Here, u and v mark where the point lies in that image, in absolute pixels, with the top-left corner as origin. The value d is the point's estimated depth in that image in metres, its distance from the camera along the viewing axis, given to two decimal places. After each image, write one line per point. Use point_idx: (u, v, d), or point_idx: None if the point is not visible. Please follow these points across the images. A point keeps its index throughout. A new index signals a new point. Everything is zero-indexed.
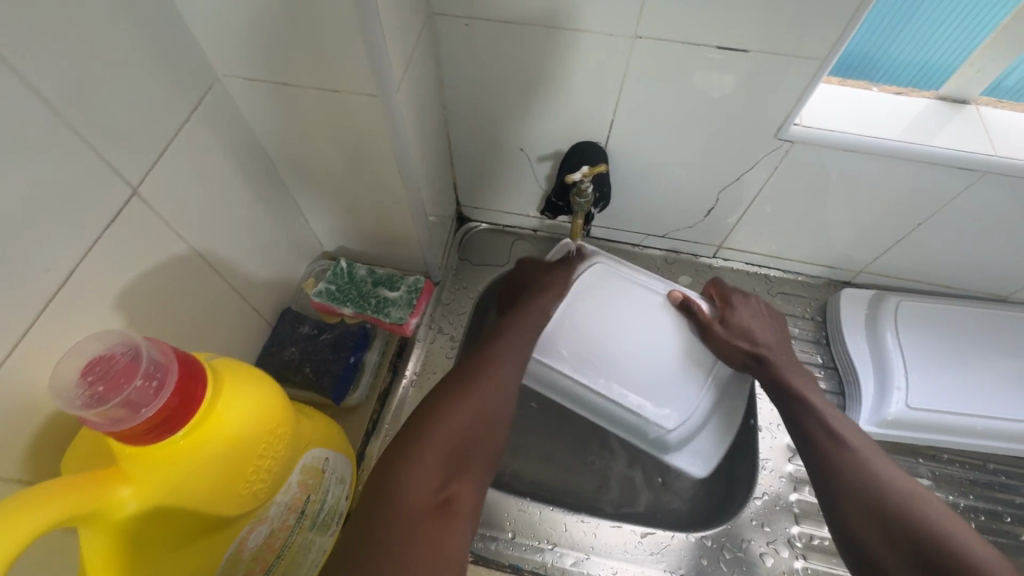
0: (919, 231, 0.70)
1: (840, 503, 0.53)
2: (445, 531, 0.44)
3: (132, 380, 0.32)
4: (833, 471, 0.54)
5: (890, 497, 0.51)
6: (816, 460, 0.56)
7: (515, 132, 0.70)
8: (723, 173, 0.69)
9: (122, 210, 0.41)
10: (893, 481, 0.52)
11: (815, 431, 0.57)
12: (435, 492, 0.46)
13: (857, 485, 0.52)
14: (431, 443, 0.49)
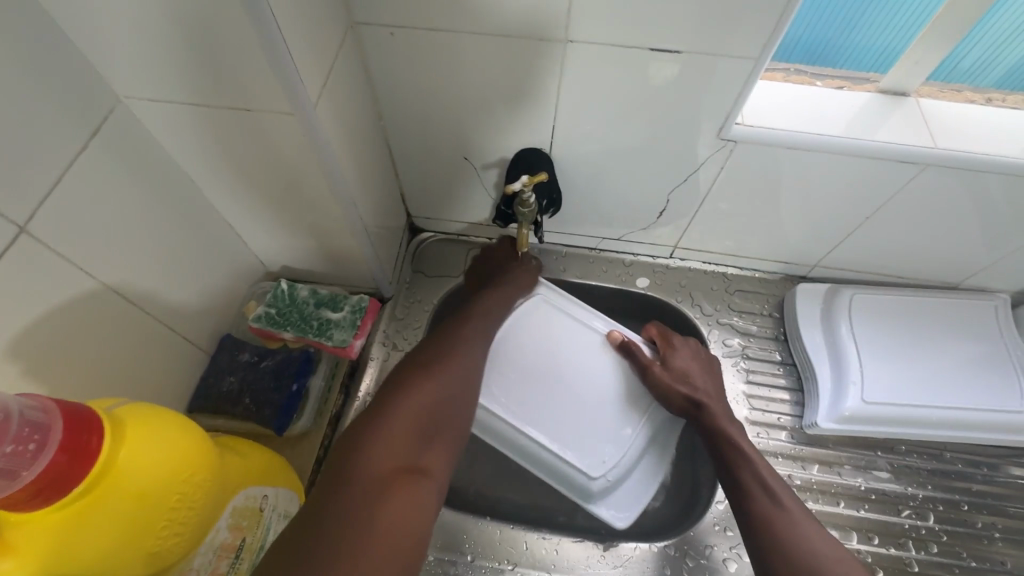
0: (868, 223, 0.70)
1: (770, 556, 0.49)
2: (414, 495, 0.43)
3: (3, 446, 0.30)
4: (764, 523, 0.51)
5: (818, 552, 0.48)
6: (747, 510, 0.53)
7: (457, 141, 0.68)
8: (671, 174, 0.68)
9: (9, 249, 0.38)
10: (823, 537, 0.50)
11: (749, 480, 0.55)
12: (405, 457, 0.45)
13: (788, 538, 0.50)
14: (399, 414, 0.47)
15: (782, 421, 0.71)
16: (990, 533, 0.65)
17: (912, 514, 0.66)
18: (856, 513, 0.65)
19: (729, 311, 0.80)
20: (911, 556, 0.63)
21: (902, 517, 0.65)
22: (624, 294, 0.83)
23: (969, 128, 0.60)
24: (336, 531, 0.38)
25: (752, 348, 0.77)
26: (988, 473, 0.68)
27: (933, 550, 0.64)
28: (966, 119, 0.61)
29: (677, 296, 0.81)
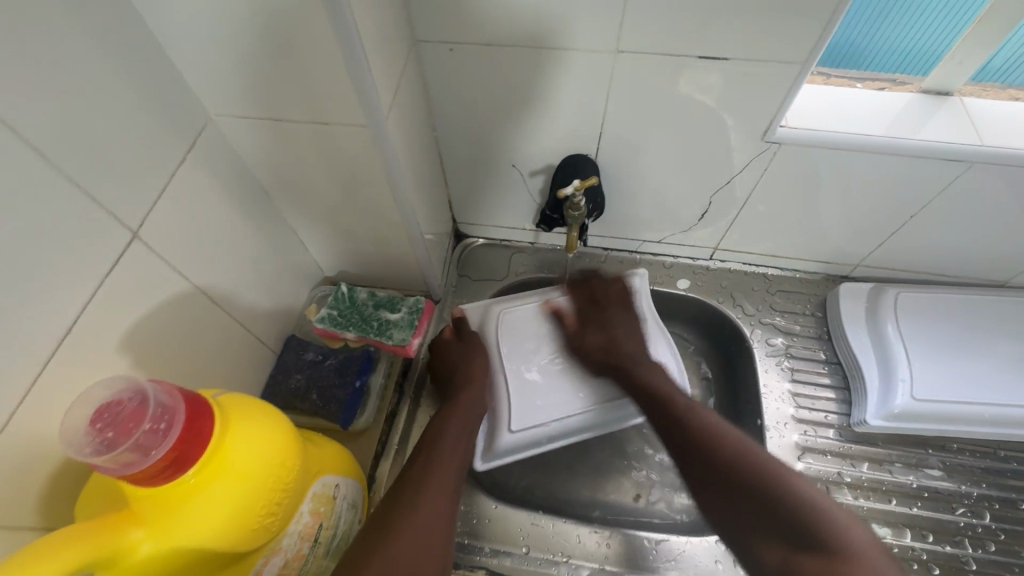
0: (913, 221, 0.71)
1: (705, 484, 0.50)
2: None
3: (140, 425, 0.33)
4: (693, 450, 0.52)
5: (751, 464, 0.48)
6: (683, 442, 0.54)
7: (505, 149, 0.71)
8: (712, 177, 0.70)
9: (125, 253, 0.42)
10: (745, 450, 0.50)
11: (681, 413, 0.56)
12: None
13: (712, 460, 0.50)
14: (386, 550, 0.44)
15: (829, 419, 0.72)
16: None
17: (968, 512, 0.65)
18: (909, 511, 0.65)
19: (771, 311, 0.81)
20: (968, 554, 0.63)
21: (958, 516, 0.65)
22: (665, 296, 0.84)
23: (1017, 125, 0.60)
24: None
25: (796, 347, 0.78)
26: None
27: (991, 549, 0.63)
28: (1013, 116, 0.61)
29: (718, 296, 0.82)
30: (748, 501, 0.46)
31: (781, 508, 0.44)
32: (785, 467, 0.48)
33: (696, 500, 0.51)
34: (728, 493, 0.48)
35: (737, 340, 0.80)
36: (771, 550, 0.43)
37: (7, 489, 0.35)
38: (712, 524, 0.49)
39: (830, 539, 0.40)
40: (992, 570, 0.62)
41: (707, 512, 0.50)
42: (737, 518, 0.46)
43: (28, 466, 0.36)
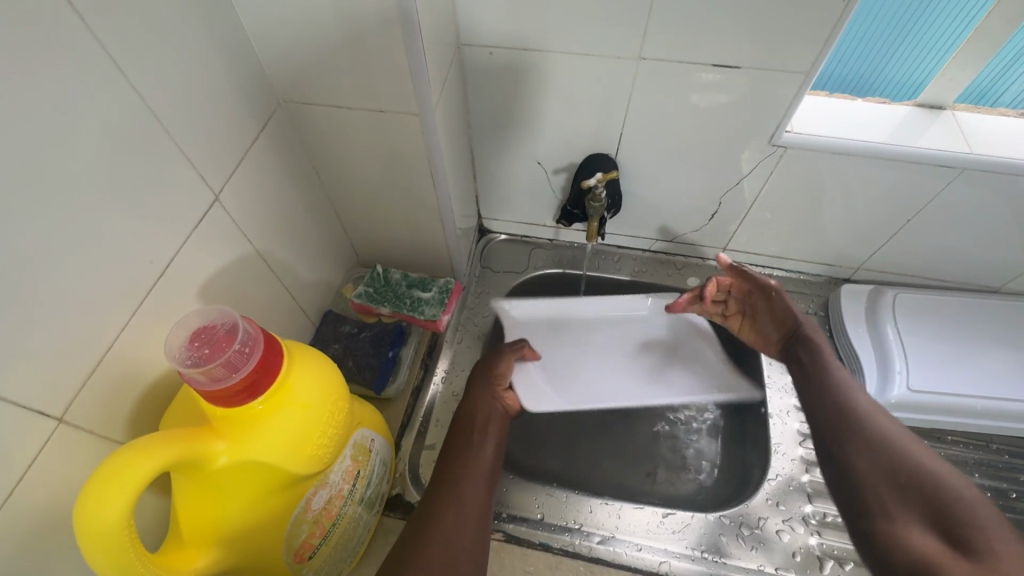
0: (910, 226, 0.76)
1: (865, 478, 0.49)
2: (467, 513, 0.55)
3: (231, 345, 0.39)
4: (857, 445, 0.51)
5: (919, 471, 0.47)
6: (832, 432, 0.53)
7: (531, 147, 0.77)
8: (723, 179, 0.75)
9: (206, 213, 0.48)
10: (916, 456, 0.49)
11: (823, 385, 0.58)
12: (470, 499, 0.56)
13: (876, 453, 0.50)
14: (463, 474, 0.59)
15: None
16: None
17: None
18: None
19: None
20: None
21: None
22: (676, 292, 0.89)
23: (1005, 138, 0.66)
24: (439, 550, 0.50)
25: None
26: None
27: None
28: (1001, 130, 0.67)
29: None
30: (917, 503, 0.46)
31: (937, 502, 0.45)
32: (953, 483, 0.46)
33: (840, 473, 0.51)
34: (880, 479, 0.48)
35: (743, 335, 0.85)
36: (910, 535, 0.44)
37: (105, 405, 0.40)
38: (853, 508, 0.49)
39: (978, 529, 0.42)
40: None
41: (842, 489, 0.50)
42: (887, 508, 0.47)
43: (122, 388, 0.42)
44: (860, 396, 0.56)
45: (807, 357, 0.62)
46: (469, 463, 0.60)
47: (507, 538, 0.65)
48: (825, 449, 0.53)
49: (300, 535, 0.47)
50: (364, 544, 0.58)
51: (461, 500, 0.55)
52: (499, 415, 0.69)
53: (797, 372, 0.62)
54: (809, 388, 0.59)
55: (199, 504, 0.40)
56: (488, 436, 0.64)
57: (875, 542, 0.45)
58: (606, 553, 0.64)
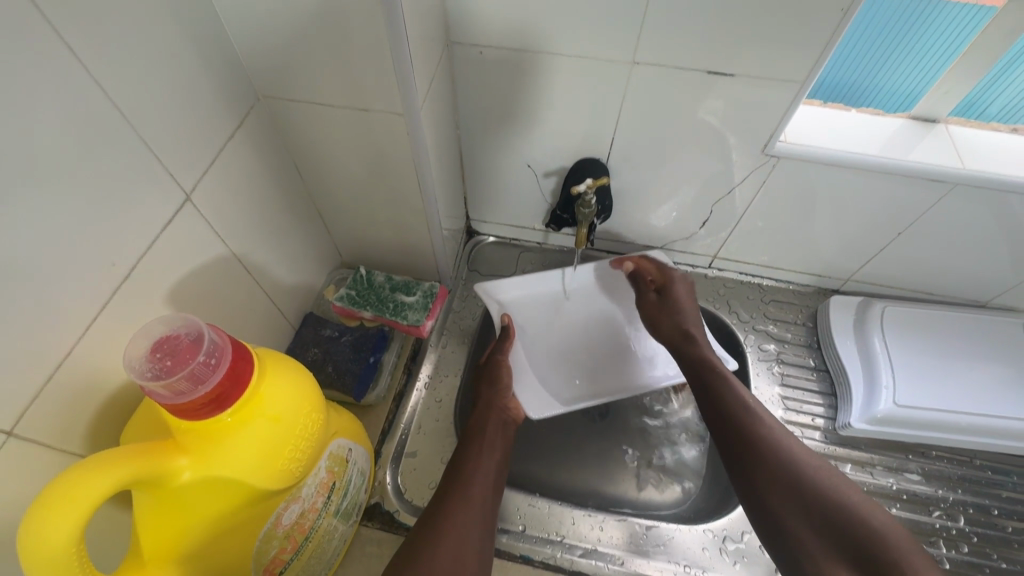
0: (899, 240, 0.75)
1: (781, 515, 0.50)
2: (475, 521, 0.52)
3: (196, 357, 0.37)
4: (768, 481, 0.52)
5: (830, 499, 0.49)
6: (741, 458, 0.54)
7: (521, 150, 0.75)
8: (715, 187, 0.74)
9: (177, 213, 0.46)
10: (822, 480, 0.50)
11: (735, 415, 0.57)
12: (484, 510, 0.54)
13: (791, 490, 0.50)
14: (476, 481, 0.56)
15: (816, 421, 0.75)
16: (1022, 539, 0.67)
17: (943, 514, 0.68)
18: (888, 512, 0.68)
19: (764, 319, 0.85)
20: (943, 554, 0.66)
21: (933, 518, 0.68)
22: None
23: (996, 153, 0.66)
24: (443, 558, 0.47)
25: (787, 352, 0.82)
26: (1018, 481, 0.71)
27: (964, 551, 0.66)
28: (993, 145, 0.66)
29: (714, 301, 0.87)
30: (835, 541, 0.46)
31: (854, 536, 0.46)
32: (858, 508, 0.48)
33: (754, 503, 0.52)
34: (796, 519, 0.49)
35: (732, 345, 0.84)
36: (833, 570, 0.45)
37: (62, 416, 0.38)
38: (782, 552, 0.49)
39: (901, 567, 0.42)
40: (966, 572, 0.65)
41: (771, 532, 0.50)
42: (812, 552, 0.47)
43: (80, 398, 0.40)
44: (767, 420, 0.57)
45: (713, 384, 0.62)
46: (479, 473, 0.57)
47: None
48: (746, 484, 0.53)
49: (269, 551, 0.45)
50: (339, 557, 0.56)
51: (468, 508, 0.52)
52: (513, 427, 0.67)
53: (705, 401, 0.61)
54: (722, 420, 0.58)
55: (160, 523, 0.38)
56: (495, 448, 0.61)
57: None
58: (588, 566, 0.63)
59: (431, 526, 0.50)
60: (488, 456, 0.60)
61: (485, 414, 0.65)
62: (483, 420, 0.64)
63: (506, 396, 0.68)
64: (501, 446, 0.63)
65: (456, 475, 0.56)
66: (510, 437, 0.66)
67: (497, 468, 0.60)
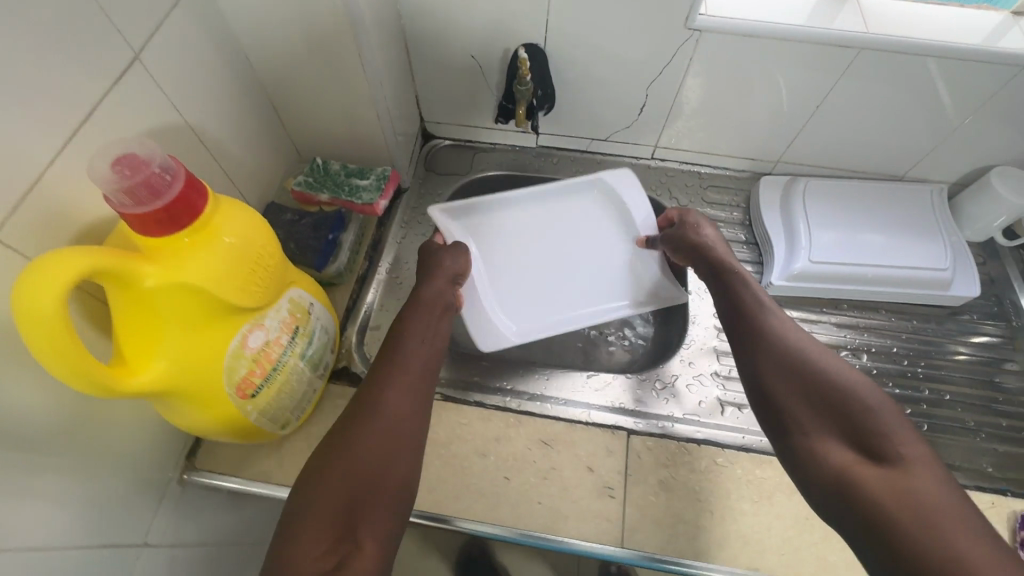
0: (819, 113, 0.80)
1: (869, 498, 0.45)
2: (397, 410, 0.55)
3: (149, 167, 0.42)
4: (884, 489, 0.45)
5: (923, 503, 0.42)
6: (866, 464, 0.47)
7: (464, 38, 0.78)
8: (648, 69, 0.78)
9: (127, 72, 0.50)
10: (922, 493, 0.43)
11: (859, 411, 0.50)
12: (417, 404, 0.57)
13: (796, 384, 0.54)
14: (408, 370, 0.59)
15: None
16: (914, 368, 0.76)
17: (849, 353, 0.77)
18: None
19: (702, 203, 0.91)
20: None
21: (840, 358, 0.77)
22: None
23: (900, 20, 0.70)
24: (375, 449, 0.52)
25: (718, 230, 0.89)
26: (918, 325, 0.80)
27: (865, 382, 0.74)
28: (898, 13, 0.71)
29: (656, 190, 0.92)
30: (891, 517, 0.43)
31: (857, 423, 0.50)
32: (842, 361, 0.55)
33: (839, 480, 0.48)
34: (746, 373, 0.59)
35: None
36: (877, 522, 0.43)
37: (39, 237, 0.43)
38: (837, 505, 0.47)
39: (957, 523, 0.41)
40: None
41: (834, 498, 0.48)
42: (802, 421, 0.53)
43: (54, 224, 0.45)
44: (895, 430, 0.48)
45: (775, 336, 0.58)
46: (413, 355, 0.61)
47: (442, 398, 0.70)
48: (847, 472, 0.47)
49: (240, 370, 0.52)
50: (307, 401, 0.64)
51: (400, 410, 0.55)
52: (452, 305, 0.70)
53: (847, 399, 0.51)
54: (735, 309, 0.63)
55: (134, 322, 0.44)
56: (437, 337, 0.64)
57: (797, 457, 0.52)
58: (535, 407, 0.70)
59: (354, 419, 0.54)
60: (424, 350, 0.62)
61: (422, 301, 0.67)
62: (421, 306, 0.66)
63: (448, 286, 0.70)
64: (432, 355, 0.62)
65: (390, 369, 0.58)
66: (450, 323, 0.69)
67: (433, 352, 0.63)
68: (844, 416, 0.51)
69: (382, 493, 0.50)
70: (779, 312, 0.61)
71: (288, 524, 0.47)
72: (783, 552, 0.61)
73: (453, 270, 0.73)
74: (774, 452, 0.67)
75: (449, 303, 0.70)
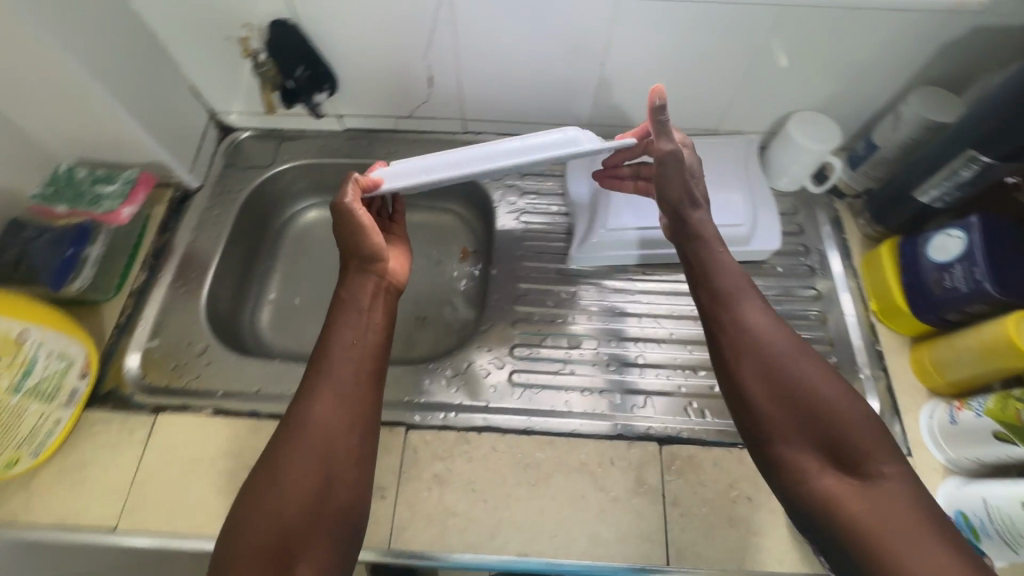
0: (609, 70, 0.76)
1: (840, 511, 0.48)
2: (326, 433, 0.54)
3: None
4: (854, 503, 0.48)
5: (887, 514, 0.47)
6: (828, 479, 0.50)
7: (210, 20, 0.71)
8: (416, 38, 0.72)
9: None
10: (887, 504, 0.47)
11: (825, 419, 0.52)
12: (350, 418, 0.56)
13: (774, 391, 0.54)
14: (329, 381, 0.57)
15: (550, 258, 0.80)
16: None
17: (652, 320, 0.75)
18: (605, 326, 0.74)
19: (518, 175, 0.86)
20: (639, 352, 0.72)
21: (640, 326, 0.74)
22: None
23: None
24: (315, 482, 0.52)
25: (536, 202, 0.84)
26: None
27: (663, 347, 0.72)
28: None
29: None
30: (857, 530, 0.47)
31: (825, 431, 0.52)
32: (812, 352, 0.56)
33: (803, 489, 0.51)
34: (724, 376, 0.57)
35: (487, 204, 0.87)
36: (842, 527, 0.48)
37: None
38: (803, 514, 0.51)
39: (916, 516, 0.46)
40: (660, 366, 0.71)
41: (801, 509, 0.51)
42: (772, 429, 0.53)
43: None
44: (858, 435, 0.51)
45: (789, 338, 0.56)
46: (337, 361, 0.58)
47: (214, 412, 0.66)
48: (808, 488, 0.51)
49: None
50: (43, 433, 0.60)
51: (325, 430, 0.54)
52: (395, 292, 0.66)
53: (817, 404, 0.52)
54: (720, 289, 0.60)
55: None
56: (370, 329, 0.61)
57: (771, 472, 0.54)
58: None
59: (280, 439, 0.54)
60: (356, 354, 0.59)
61: (348, 297, 0.62)
62: (357, 301, 0.62)
63: (376, 255, 0.63)
64: (363, 355, 0.59)
65: (316, 384, 0.56)
66: (391, 306, 0.64)
67: (373, 347, 0.60)
68: (813, 426, 0.52)
69: (326, 513, 0.52)
70: (761, 299, 0.59)
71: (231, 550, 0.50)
72: (555, 534, 0.60)
73: (368, 253, 0.63)
74: (557, 432, 0.65)
75: (387, 302, 0.64)
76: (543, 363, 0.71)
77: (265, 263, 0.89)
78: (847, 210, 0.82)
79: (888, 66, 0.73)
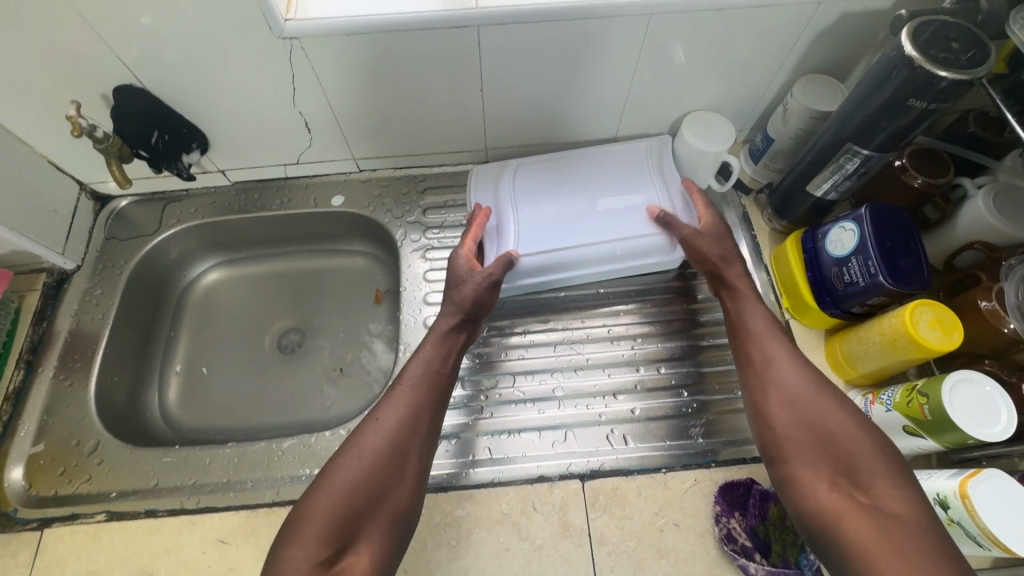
0: (490, 96, 0.73)
1: (846, 529, 0.46)
2: (392, 427, 0.55)
3: None
4: (859, 523, 0.46)
5: (896, 537, 0.44)
6: (844, 498, 0.48)
7: (49, 95, 0.65)
8: (279, 88, 0.68)
9: None
10: (900, 529, 0.44)
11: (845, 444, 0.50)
12: (417, 429, 0.56)
13: (795, 409, 0.54)
14: (406, 385, 0.58)
15: None
16: (634, 347, 0.72)
17: (568, 346, 0.73)
18: (521, 360, 0.72)
19: (421, 211, 0.84)
20: (557, 384, 0.70)
21: (555, 354, 0.72)
22: (319, 217, 0.84)
23: None
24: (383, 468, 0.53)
25: (441, 237, 0.82)
26: (636, 298, 0.76)
27: (581, 374, 0.70)
28: None
29: (367, 205, 0.84)
30: (866, 545, 0.44)
31: (843, 454, 0.50)
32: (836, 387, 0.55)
33: (812, 505, 0.49)
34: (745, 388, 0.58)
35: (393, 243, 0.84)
36: (849, 545, 0.45)
37: None
38: (811, 531, 0.49)
39: (926, 548, 0.42)
40: (579, 395, 0.69)
41: (807, 525, 0.49)
42: (784, 449, 0.53)
43: None
44: (881, 465, 0.48)
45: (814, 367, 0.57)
46: (416, 367, 0.60)
47: (107, 518, 0.62)
48: (818, 503, 0.49)
49: None
50: None
51: (397, 424, 0.55)
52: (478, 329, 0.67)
53: (844, 432, 0.51)
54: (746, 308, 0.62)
55: None
56: (450, 353, 0.63)
57: (782, 487, 0.52)
58: (216, 499, 0.63)
59: (370, 418, 0.56)
60: (428, 366, 0.60)
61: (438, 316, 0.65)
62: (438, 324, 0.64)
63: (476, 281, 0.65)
64: (439, 395, 0.59)
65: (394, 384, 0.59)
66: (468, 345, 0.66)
67: (439, 368, 0.61)
68: (830, 450, 0.50)
69: (380, 519, 0.51)
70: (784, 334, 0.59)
71: (292, 523, 0.49)
72: None
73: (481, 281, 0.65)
74: (474, 485, 0.63)
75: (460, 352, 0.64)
76: (457, 411, 0.68)
77: (167, 335, 0.84)
78: (753, 205, 0.82)
79: (769, 62, 0.72)
